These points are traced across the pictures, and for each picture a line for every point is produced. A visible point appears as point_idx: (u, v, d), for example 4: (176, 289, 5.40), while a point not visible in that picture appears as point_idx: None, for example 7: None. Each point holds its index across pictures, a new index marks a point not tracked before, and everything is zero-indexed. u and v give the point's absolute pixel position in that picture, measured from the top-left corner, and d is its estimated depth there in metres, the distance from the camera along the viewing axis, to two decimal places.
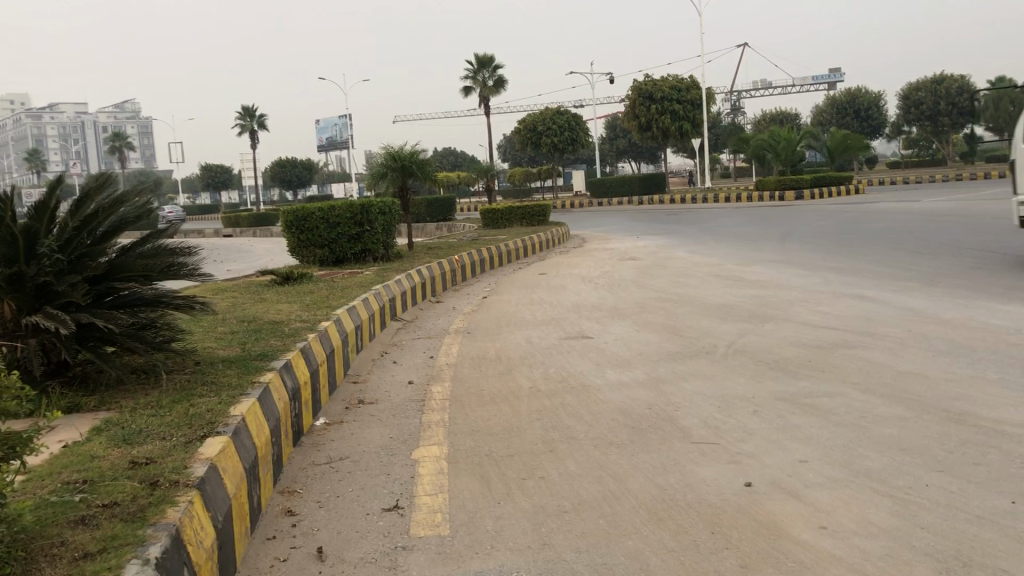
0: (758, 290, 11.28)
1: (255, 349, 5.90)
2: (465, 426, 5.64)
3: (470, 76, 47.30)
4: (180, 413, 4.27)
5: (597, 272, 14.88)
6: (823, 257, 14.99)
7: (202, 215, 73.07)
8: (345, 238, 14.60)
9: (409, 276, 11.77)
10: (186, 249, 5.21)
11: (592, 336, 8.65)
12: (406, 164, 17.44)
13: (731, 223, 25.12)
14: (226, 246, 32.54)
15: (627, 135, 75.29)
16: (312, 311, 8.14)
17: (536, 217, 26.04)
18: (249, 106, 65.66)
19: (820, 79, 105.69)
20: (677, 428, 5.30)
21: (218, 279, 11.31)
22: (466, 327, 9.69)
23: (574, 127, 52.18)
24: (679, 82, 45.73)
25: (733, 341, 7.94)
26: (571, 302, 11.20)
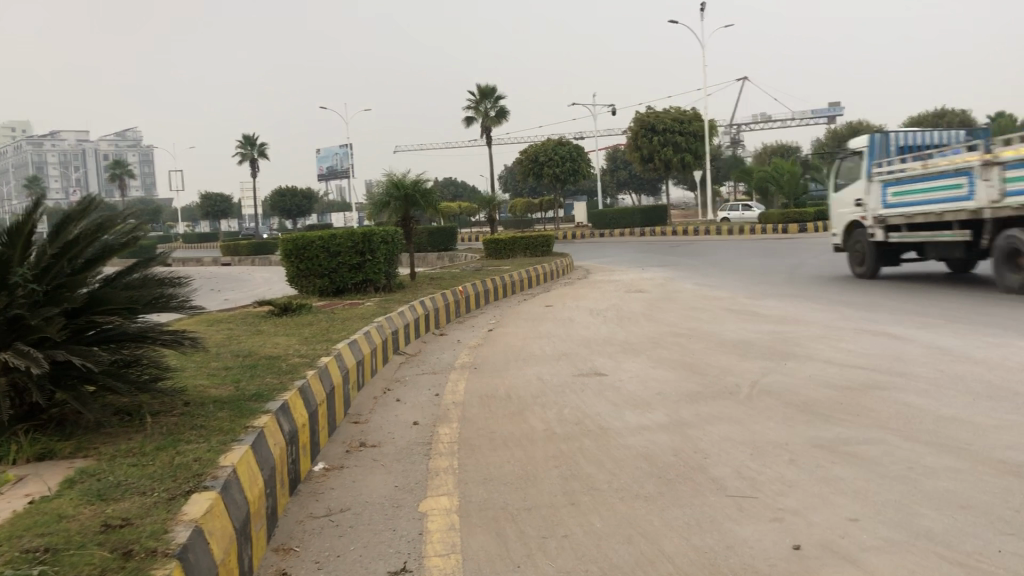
0: (774, 326, 10.87)
1: (249, 388, 5.46)
2: (477, 474, 5.20)
3: (471, 106, 47.20)
4: (164, 461, 3.84)
5: (605, 304, 14.46)
6: (837, 291, 14.58)
7: (201, 243, 72.80)
8: (346, 268, 14.20)
9: (412, 308, 11.35)
10: (176, 280, 4.81)
11: (606, 373, 8.22)
12: (409, 192, 17.09)
13: (737, 256, 24.71)
14: (226, 275, 32.17)
15: (627, 166, 75.27)
16: (310, 345, 7.70)
17: (540, 247, 25.69)
18: (250, 135, 65.64)
19: (820, 112, 105.92)
20: (708, 479, 4.86)
21: (214, 310, 10.90)
22: (473, 362, 9.25)
23: (575, 158, 52.03)
24: (681, 114, 45.60)
25: (756, 380, 7.51)
26: (581, 336, 10.78)
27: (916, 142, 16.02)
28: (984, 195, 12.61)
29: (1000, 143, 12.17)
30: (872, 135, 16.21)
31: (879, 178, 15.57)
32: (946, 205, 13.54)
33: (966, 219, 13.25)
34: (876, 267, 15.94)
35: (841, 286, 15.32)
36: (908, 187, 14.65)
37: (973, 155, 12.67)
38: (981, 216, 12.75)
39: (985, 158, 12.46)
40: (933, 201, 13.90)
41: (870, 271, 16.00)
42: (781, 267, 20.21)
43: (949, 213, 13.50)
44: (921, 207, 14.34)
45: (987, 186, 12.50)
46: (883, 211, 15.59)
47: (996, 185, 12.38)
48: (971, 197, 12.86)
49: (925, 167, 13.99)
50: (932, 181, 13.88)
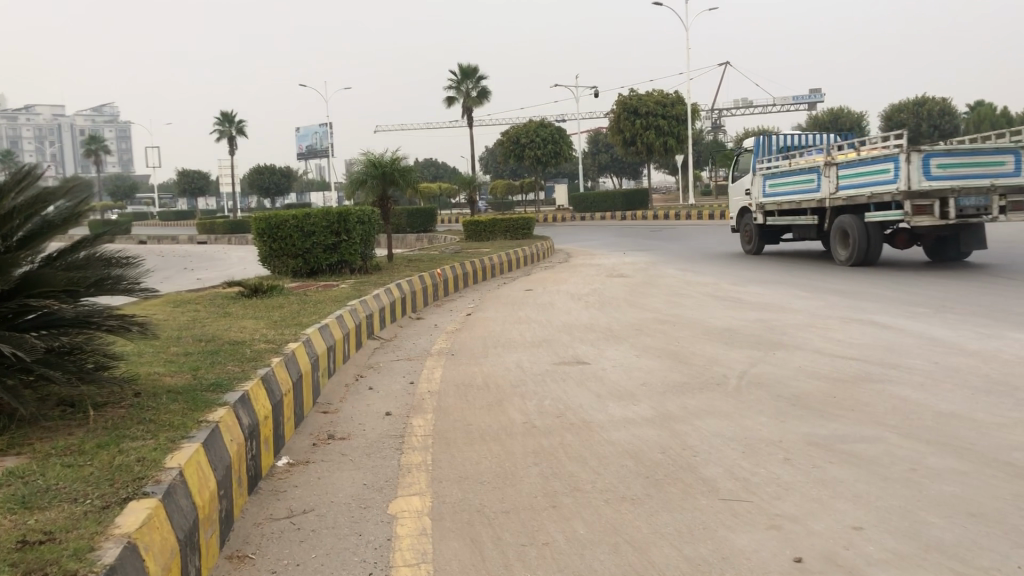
0: (760, 313, 10.60)
1: (207, 377, 5.07)
2: (452, 472, 4.86)
3: (452, 86, 46.59)
4: (102, 461, 3.46)
5: (586, 289, 14.13)
6: (822, 278, 14.33)
7: (178, 220, 71.83)
8: (320, 249, 13.77)
9: (388, 291, 10.97)
10: (128, 258, 4.42)
11: (588, 361, 7.90)
12: (387, 172, 16.64)
13: (719, 241, 24.45)
14: (201, 253, 31.57)
15: (609, 149, 74.90)
16: (278, 329, 7.32)
17: (520, 229, 25.31)
18: (228, 112, 64.69)
19: (801, 98, 105.91)
20: (699, 480, 4.55)
21: (181, 291, 10.47)
22: (449, 348, 8.90)
23: (557, 140, 51.57)
24: (664, 97, 45.24)
25: (744, 371, 7.22)
26: (561, 322, 10.45)
27: (793, 143, 19.42)
28: (827, 188, 15.84)
29: (838, 148, 15.42)
30: (759, 138, 19.52)
31: (761, 172, 18.79)
32: (804, 196, 16.83)
33: (815, 206, 16.52)
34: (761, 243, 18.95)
35: (825, 273, 15.10)
36: (778, 181, 17.95)
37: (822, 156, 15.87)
38: (823, 204, 15.99)
39: (830, 158, 15.60)
40: (796, 192, 17.18)
41: (755, 250, 19.20)
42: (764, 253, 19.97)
43: (804, 203, 16.80)
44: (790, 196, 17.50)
45: (828, 181, 15.76)
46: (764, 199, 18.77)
47: (834, 180, 15.59)
48: (819, 190, 16.09)
49: (791, 164, 17.28)
50: (796, 176, 17.08)
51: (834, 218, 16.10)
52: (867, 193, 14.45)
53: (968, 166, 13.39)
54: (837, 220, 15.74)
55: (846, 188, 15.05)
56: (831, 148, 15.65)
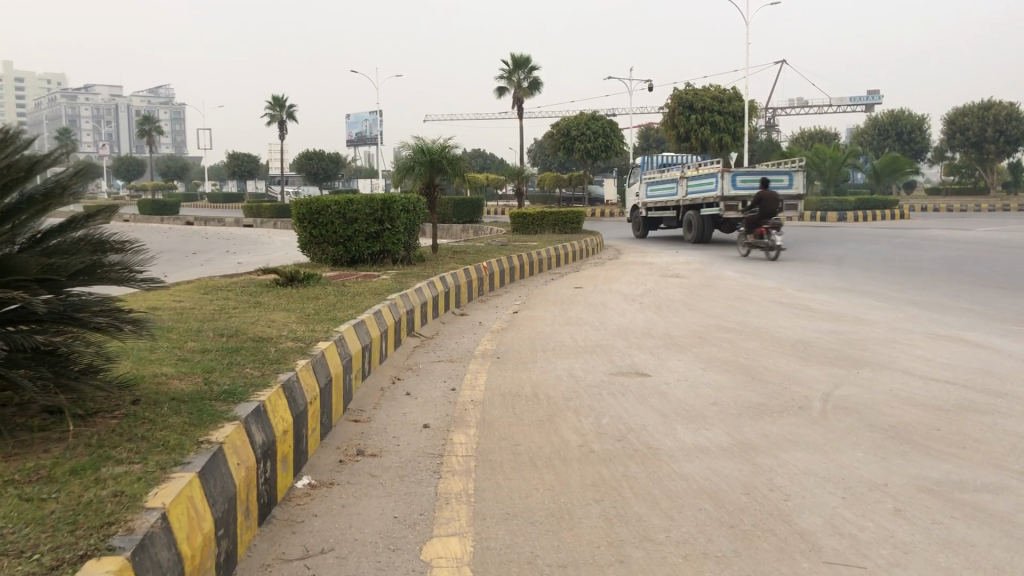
0: (833, 323, 9.76)
1: (219, 383, 4.39)
2: (498, 506, 4.14)
3: (504, 75, 45.85)
4: (70, 495, 2.80)
5: (640, 289, 13.32)
6: (895, 287, 13.37)
7: (226, 202, 72.06)
8: (361, 237, 13.13)
9: (431, 285, 10.30)
10: (124, 244, 3.74)
11: (648, 372, 7.14)
12: (436, 158, 15.96)
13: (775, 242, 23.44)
14: (247, 237, 31.30)
15: (660, 145, 73.41)
16: (310, 324, 6.65)
17: (569, 223, 24.50)
18: (280, 97, 64.67)
19: (857, 99, 103.21)
20: (795, 535, 3.78)
21: (215, 277, 9.93)
22: (495, 350, 8.19)
23: (608, 134, 50.60)
24: (721, 93, 44.07)
25: (827, 393, 6.41)
26: (615, 324, 9.68)
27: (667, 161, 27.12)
28: (681, 193, 23.16)
29: (689, 166, 22.51)
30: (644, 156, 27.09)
31: (644, 179, 25.91)
32: (667, 199, 24.18)
33: (675, 205, 23.76)
34: (645, 231, 26.07)
35: (898, 281, 14.13)
36: (653, 186, 25.36)
37: (680, 171, 22.92)
38: (679, 204, 23.28)
39: (684, 174, 22.87)
40: (664, 195, 24.49)
41: (642, 234, 26.45)
42: (825, 257, 19.01)
43: (668, 202, 24.13)
44: (662, 197, 24.67)
45: (682, 188, 22.93)
46: (645, 199, 25.97)
47: (688, 188, 22.75)
48: (676, 193, 23.38)
49: (663, 175, 24.57)
50: (666, 183, 24.04)
51: (686, 213, 23.33)
52: (705, 197, 21.44)
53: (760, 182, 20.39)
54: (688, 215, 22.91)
55: (694, 193, 22.01)
56: (686, 167, 22.70)
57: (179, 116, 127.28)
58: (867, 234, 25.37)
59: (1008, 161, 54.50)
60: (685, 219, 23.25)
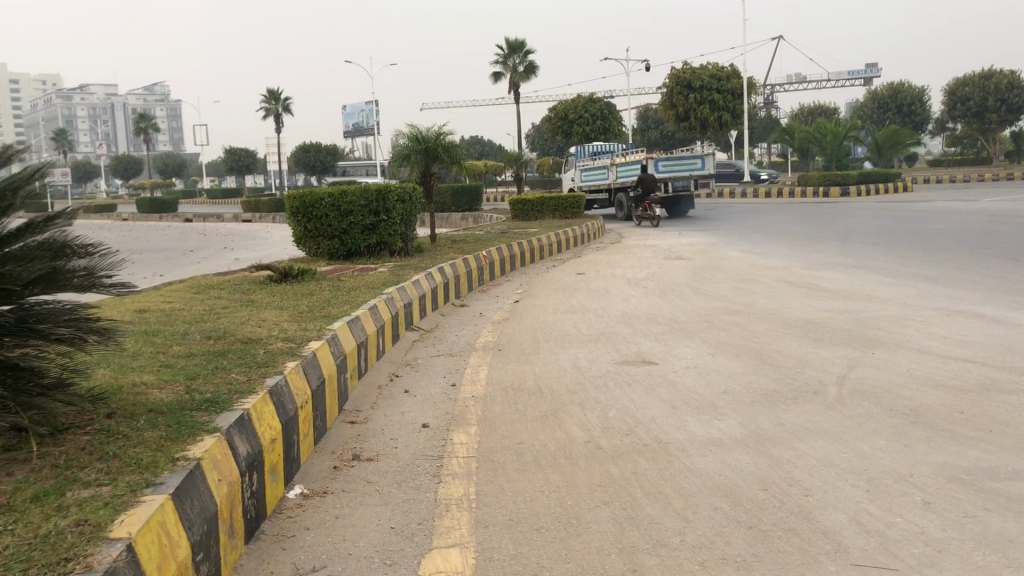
0: (843, 302, 9.50)
1: (202, 391, 4.15)
2: (500, 513, 3.89)
3: (500, 60, 45.46)
4: (26, 527, 2.56)
5: (643, 273, 13.06)
6: (903, 261, 13.09)
7: (226, 198, 71.70)
8: (357, 229, 12.88)
9: (429, 276, 10.05)
10: (88, 248, 3.47)
11: (655, 360, 6.88)
12: (431, 146, 15.67)
13: (779, 220, 23.08)
14: (246, 232, 31.05)
15: (659, 125, 72.59)
16: (302, 323, 6.40)
17: (569, 208, 24.20)
18: (276, 90, 64.24)
19: (855, 73, 102.34)
20: (819, 535, 3.53)
21: (208, 276, 9.69)
22: (496, 342, 7.94)
23: (606, 116, 50.14)
24: (719, 71, 43.64)
25: (842, 376, 6.16)
26: (620, 311, 9.43)
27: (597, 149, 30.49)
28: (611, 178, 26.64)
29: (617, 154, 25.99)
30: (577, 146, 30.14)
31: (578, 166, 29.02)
32: (597, 183, 27.71)
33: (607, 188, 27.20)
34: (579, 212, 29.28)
35: (906, 255, 13.84)
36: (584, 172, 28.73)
37: (610, 159, 26.31)
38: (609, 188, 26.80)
39: (613, 161, 26.29)
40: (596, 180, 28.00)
41: None
42: (831, 233, 18.69)
43: (599, 186, 27.58)
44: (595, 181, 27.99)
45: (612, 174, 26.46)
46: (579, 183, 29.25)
47: (618, 174, 26.18)
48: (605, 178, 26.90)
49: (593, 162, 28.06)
50: (596, 170, 27.21)
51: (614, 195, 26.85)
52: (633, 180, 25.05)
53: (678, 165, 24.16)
54: (618, 196, 26.40)
55: (624, 177, 25.63)
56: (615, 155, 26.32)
57: (174, 113, 126.92)
58: (871, 209, 25.02)
59: (1010, 130, 54.02)
60: (616, 200, 26.73)
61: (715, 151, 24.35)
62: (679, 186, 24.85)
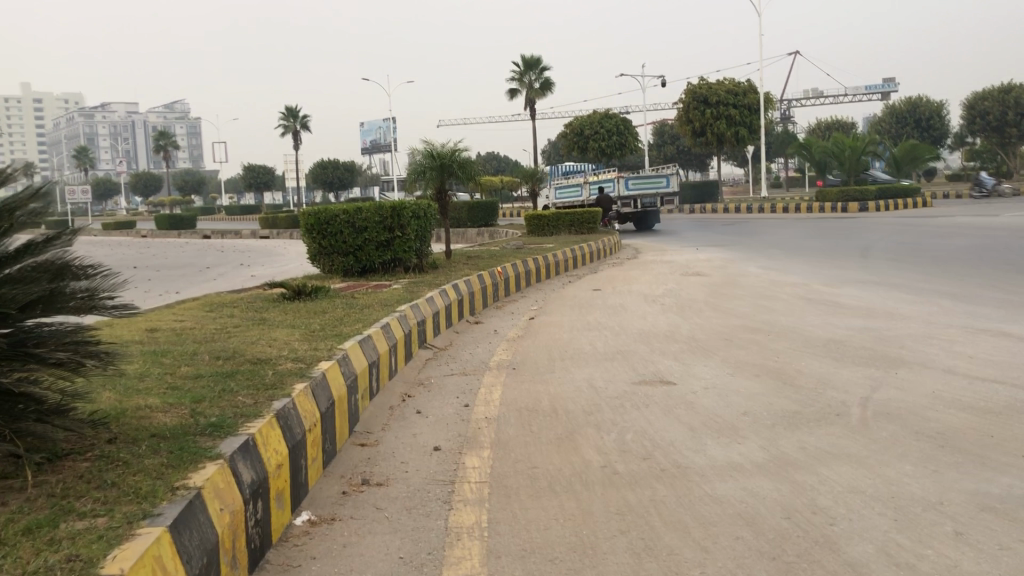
0: (865, 319, 9.33)
1: (207, 414, 4.04)
2: (513, 542, 3.74)
3: (516, 77, 45.51)
4: (15, 563, 2.45)
5: (661, 289, 12.91)
6: (926, 278, 12.88)
7: (244, 214, 72.08)
8: (372, 246, 12.82)
9: (444, 293, 9.95)
10: (88, 270, 3.39)
11: (673, 380, 6.72)
12: (446, 162, 15.60)
13: (798, 235, 22.84)
14: (263, 249, 31.10)
15: (676, 140, 72.18)
16: (314, 341, 6.31)
17: (586, 224, 24.07)
18: (293, 107, 64.61)
19: (873, 88, 101.79)
20: (846, 567, 3.37)
21: (222, 294, 9.63)
22: (510, 360, 7.81)
23: (623, 132, 50.04)
24: (736, 86, 43.48)
25: (865, 398, 5.99)
26: (637, 328, 9.28)
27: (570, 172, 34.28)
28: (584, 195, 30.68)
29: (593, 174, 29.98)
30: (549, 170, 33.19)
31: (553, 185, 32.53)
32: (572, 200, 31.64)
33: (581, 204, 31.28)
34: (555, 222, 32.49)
35: (929, 271, 13.61)
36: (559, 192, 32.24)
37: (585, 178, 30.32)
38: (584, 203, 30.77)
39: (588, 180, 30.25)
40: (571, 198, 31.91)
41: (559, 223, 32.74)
42: (851, 248, 18.46)
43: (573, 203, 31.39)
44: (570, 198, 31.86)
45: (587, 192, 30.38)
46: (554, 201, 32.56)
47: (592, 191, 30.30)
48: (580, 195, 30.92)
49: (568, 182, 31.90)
50: (571, 188, 31.18)
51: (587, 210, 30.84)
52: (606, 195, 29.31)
53: (647, 183, 28.66)
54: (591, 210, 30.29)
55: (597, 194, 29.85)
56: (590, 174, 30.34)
57: (193, 131, 128.13)
58: (891, 224, 24.74)
59: None
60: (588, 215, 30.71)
61: (677, 171, 28.69)
62: (647, 201, 28.95)
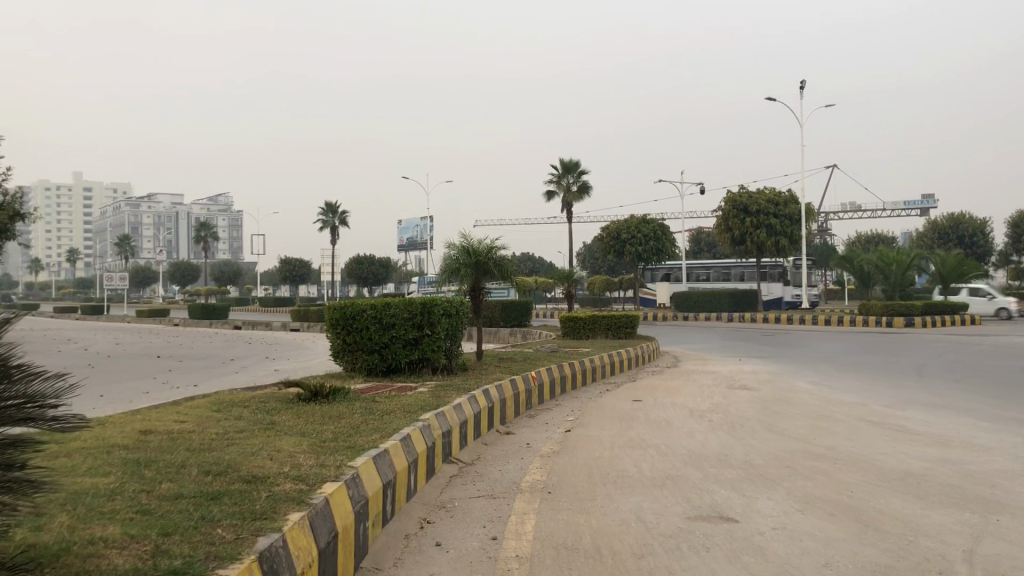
0: (940, 449, 8.34)
1: (174, 554, 3.22)
2: None
3: (554, 179, 45.54)
4: None
5: (706, 403, 11.98)
6: (996, 402, 11.82)
7: (278, 306, 72.11)
8: (399, 344, 12.09)
9: (472, 400, 9.14)
10: (18, 368, 2.66)
11: (735, 516, 5.79)
12: (481, 260, 14.99)
13: (846, 350, 21.75)
14: (290, 342, 30.51)
15: (712, 248, 71.61)
16: (322, 456, 5.48)
17: (622, 328, 23.21)
18: (334, 202, 65.37)
19: (910, 204, 100.97)
20: None
21: (234, 392, 8.89)
22: (545, 482, 6.92)
23: (659, 237, 49.64)
24: (776, 196, 43.07)
25: (970, 552, 5.02)
26: (685, 449, 8.36)
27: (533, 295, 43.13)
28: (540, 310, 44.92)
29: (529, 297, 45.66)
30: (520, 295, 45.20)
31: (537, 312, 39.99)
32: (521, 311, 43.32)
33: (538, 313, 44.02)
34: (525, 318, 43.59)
35: (996, 395, 12.55)
36: None
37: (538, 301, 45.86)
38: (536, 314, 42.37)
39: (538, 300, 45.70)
40: None
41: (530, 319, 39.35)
42: (906, 366, 17.35)
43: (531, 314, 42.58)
44: None
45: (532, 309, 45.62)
46: None
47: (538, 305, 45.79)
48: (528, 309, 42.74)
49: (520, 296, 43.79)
50: None
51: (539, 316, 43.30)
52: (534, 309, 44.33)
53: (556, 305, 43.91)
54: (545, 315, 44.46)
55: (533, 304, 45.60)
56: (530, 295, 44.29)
57: (235, 224, 130.44)
58: (943, 342, 23.57)
59: None
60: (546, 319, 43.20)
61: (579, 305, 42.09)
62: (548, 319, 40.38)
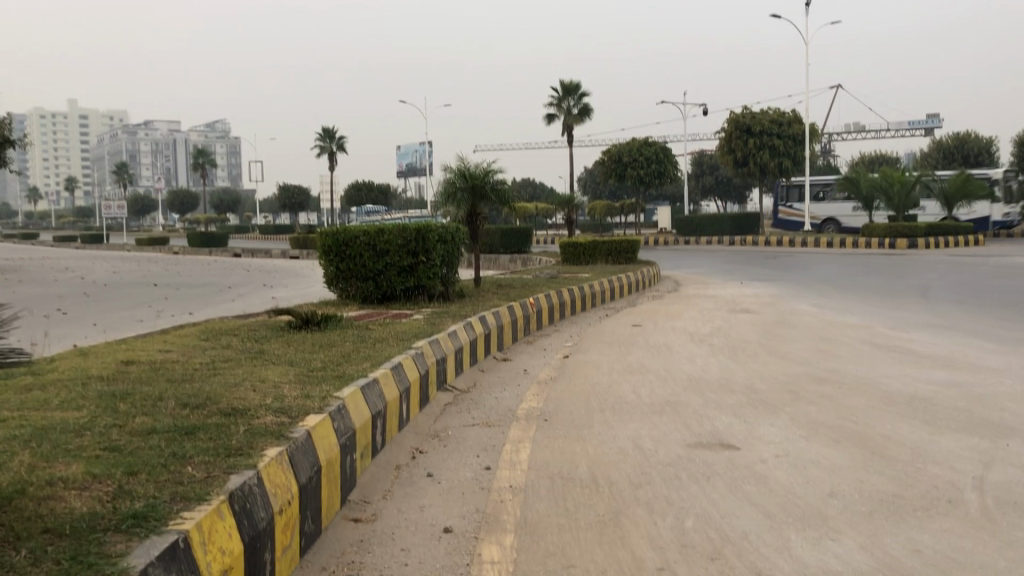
0: (947, 372, 8.14)
1: (136, 495, 3.01)
2: None
3: (554, 101, 44.68)
4: None
5: (708, 327, 11.79)
6: (1001, 323, 11.62)
7: (277, 233, 71.69)
8: (394, 271, 11.86)
9: (468, 326, 8.92)
10: None
11: (736, 444, 5.60)
12: (478, 184, 14.66)
13: (849, 271, 21.50)
14: (289, 269, 30.32)
15: (714, 171, 70.78)
16: (308, 386, 5.27)
17: (623, 253, 22.95)
18: (331, 128, 64.38)
19: (915, 123, 99.52)
20: None
21: (225, 322, 8.68)
22: (542, 409, 6.74)
23: (661, 160, 48.94)
24: (780, 116, 42.31)
25: (980, 479, 4.83)
26: (686, 374, 8.18)
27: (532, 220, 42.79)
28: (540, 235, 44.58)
29: None
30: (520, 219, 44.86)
31: None
32: None
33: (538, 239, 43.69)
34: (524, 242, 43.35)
35: (1002, 316, 12.34)
36: None
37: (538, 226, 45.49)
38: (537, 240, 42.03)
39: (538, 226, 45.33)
40: None
41: None
42: (910, 287, 17.12)
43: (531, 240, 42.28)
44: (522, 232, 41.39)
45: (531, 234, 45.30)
46: None
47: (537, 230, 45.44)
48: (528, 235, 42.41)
49: None
50: None
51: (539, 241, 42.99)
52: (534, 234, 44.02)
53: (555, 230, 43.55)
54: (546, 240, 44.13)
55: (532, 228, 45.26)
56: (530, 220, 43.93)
57: (233, 151, 129.04)
58: (948, 263, 23.30)
59: None
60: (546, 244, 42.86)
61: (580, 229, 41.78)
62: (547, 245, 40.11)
